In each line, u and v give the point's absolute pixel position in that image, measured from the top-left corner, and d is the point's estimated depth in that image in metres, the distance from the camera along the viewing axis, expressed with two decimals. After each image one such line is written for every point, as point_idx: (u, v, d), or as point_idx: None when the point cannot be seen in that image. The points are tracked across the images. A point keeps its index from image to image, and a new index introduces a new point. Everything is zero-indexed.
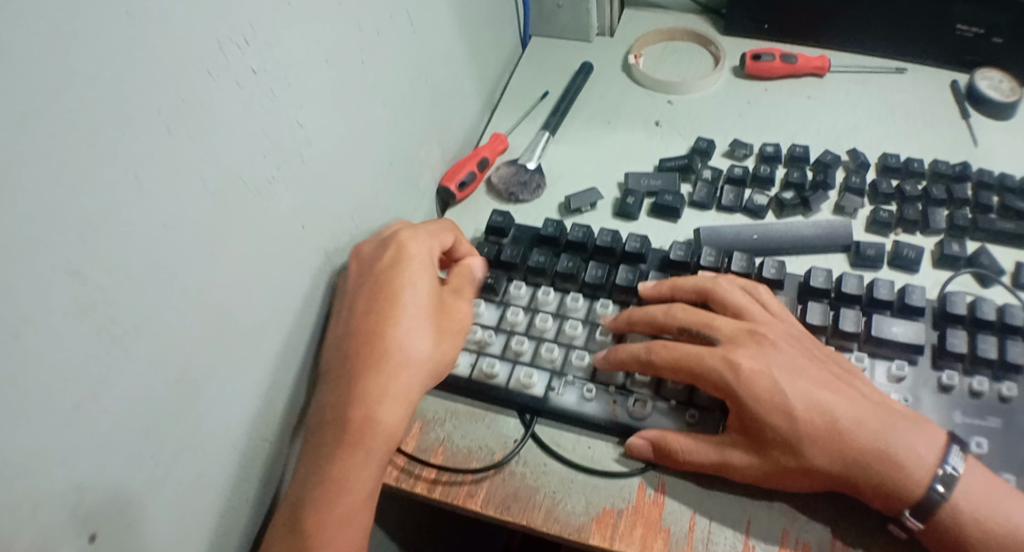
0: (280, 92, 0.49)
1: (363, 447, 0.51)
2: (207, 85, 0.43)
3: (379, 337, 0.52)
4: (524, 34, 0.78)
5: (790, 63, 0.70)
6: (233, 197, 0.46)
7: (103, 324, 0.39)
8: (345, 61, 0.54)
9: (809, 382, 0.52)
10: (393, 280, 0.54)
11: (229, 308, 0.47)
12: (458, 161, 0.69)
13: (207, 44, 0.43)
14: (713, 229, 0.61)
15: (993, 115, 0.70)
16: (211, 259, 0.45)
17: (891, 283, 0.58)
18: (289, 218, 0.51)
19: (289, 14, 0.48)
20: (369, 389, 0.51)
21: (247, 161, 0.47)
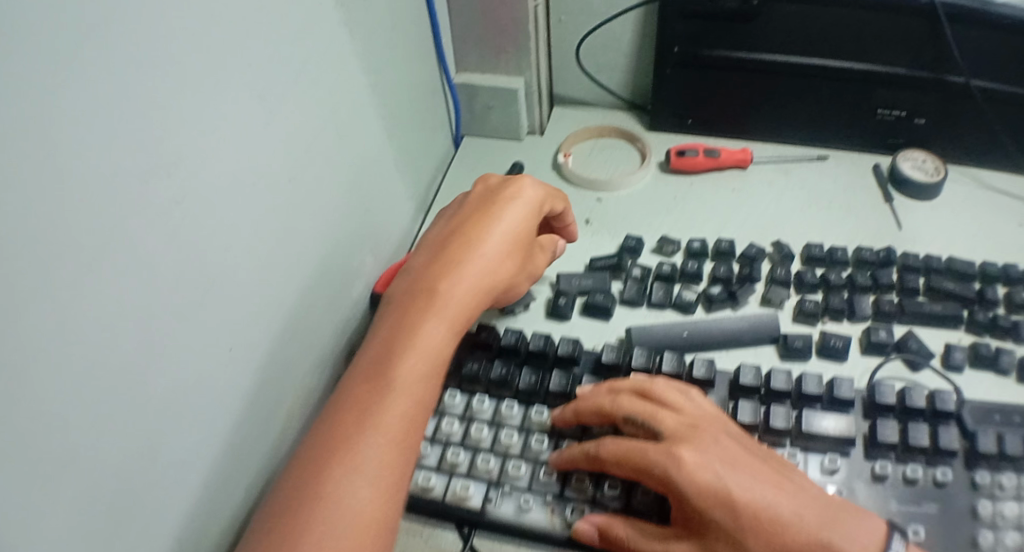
0: (224, 218, 0.47)
1: (381, 431, 0.49)
2: (150, 219, 0.41)
3: (414, 323, 0.54)
4: (455, 134, 0.81)
5: (713, 156, 0.73)
6: (176, 333, 0.43)
7: (53, 498, 0.37)
8: (290, 179, 0.53)
9: (750, 477, 0.52)
10: (496, 202, 0.61)
11: (182, 455, 0.46)
12: (390, 267, 0.70)
13: (149, 179, 0.40)
14: (644, 327, 0.62)
15: (916, 196, 0.72)
16: (149, 400, 0.42)
17: (819, 376, 0.59)
18: (233, 347, 0.49)
19: (234, 139, 0.47)
20: (398, 369, 0.52)
21: (191, 296, 0.44)
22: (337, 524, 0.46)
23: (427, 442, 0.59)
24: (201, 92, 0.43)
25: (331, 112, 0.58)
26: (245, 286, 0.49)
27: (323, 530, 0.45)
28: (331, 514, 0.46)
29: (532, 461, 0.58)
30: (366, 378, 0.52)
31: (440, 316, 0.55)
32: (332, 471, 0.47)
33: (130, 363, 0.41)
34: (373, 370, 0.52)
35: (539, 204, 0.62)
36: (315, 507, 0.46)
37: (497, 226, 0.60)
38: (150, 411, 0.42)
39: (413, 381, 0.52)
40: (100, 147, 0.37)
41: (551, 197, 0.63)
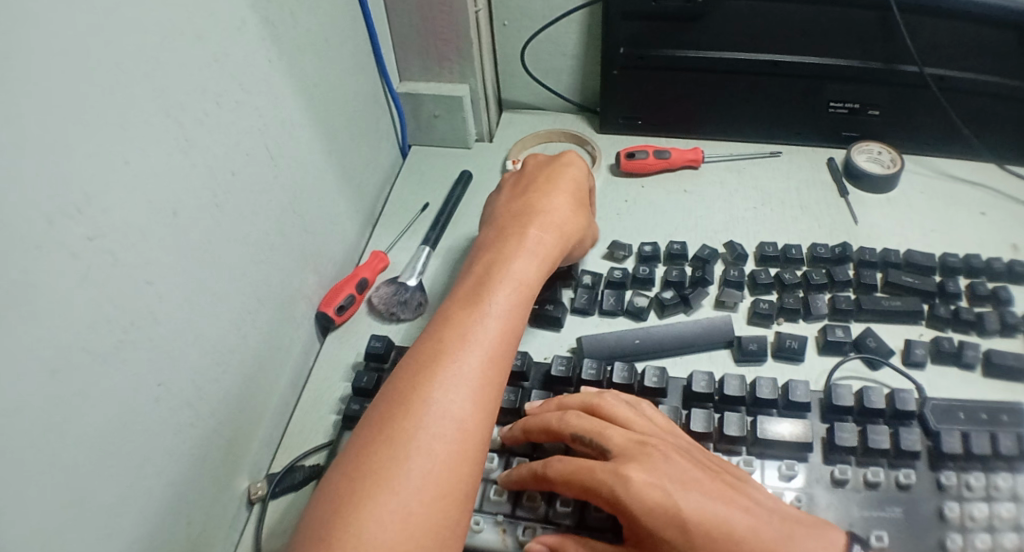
0: (127, 250, 0.45)
1: (478, 352, 0.49)
2: (38, 259, 0.40)
3: (501, 260, 0.55)
4: (401, 144, 0.79)
5: (664, 157, 0.71)
6: (76, 373, 0.42)
7: None
8: (205, 205, 0.52)
9: (702, 494, 0.50)
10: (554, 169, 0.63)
11: (100, 497, 0.44)
12: (336, 284, 0.68)
13: (34, 219, 0.39)
14: (596, 337, 0.60)
15: (871, 190, 0.71)
16: (55, 443, 0.41)
17: (773, 380, 0.57)
18: (149, 381, 0.47)
19: (134, 170, 0.45)
20: (494, 298, 0.52)
21: (90, 332, 0.43)
22: (436, 436, 0.45)
23: None
24: (90, 127, 0.42)
25: (257, 132, 0.56)
26: (159, 317, 0.48)
27: (425, 444, 0.45)
28: (432, 428, 0.46)
29: (482, 479, 0.57)
30: (458, 307, 0.52)
31: (526, 252, 0.56)
32: (430, 387, 0.47)
33: (28, 411, 0.39)
34: (464, 300, 0.52)
35: (589, 170, 0.64)
36: (417, 420, 0.46)
37: (562, 184, 0.62)
38: (56, 461, 0.41)
39: (507, 310, 0.52)
40: None
41: (591, 170, 0.66)
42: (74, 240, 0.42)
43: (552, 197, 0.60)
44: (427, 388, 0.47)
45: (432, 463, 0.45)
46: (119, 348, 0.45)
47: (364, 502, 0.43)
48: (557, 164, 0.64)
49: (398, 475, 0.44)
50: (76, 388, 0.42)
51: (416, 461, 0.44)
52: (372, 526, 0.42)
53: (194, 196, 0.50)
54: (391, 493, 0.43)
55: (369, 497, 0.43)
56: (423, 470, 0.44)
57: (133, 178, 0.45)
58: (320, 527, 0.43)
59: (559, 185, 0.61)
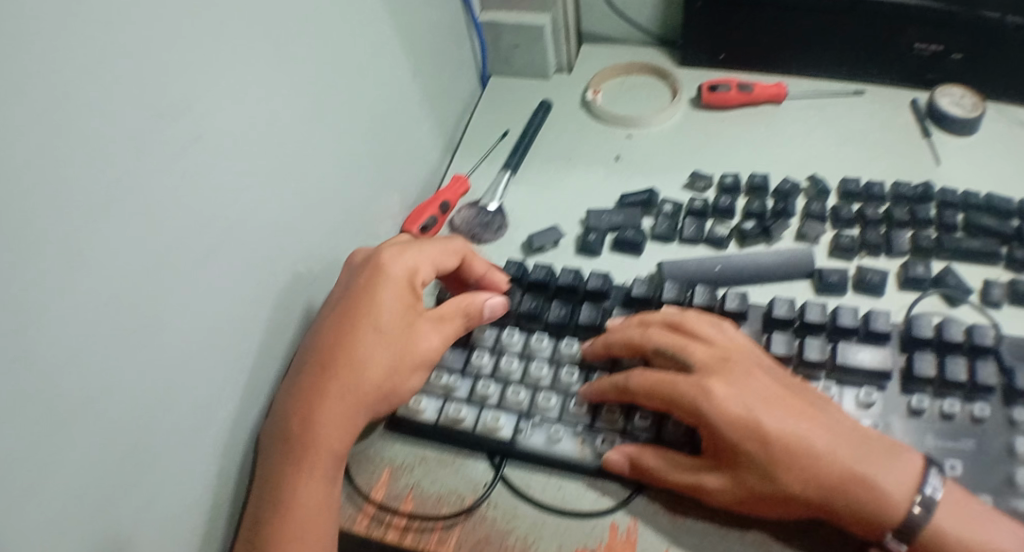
0: (227, 153, 0.48)
1: (346, 348, 0.54)
2: (149, 156, 0.42)
3: (353, 338, 0.54)
4: (479, 73, 0.80)
5: (746, 92, 0.71)
6: (181, 266, 0.45)
7: (74, 419, 0.40)
8: (294, 116, 0.54)
9: (783, 411, 0.52)
10: (363, 313, 0.55)
11: (197, 384, 0.48)
12: (418, 205, 0.70)
13: (147, 117, 0.42)
14: (676, 262, 0.62)
15: (954, 132, 0.70)
16: (162, 329, 0.45)
17: (854, 309, 0.58)
18: (241, 281, 0.50)
19: (230, 77, 0.48)
20: (363, 294, 0.56)
21: (193, 229, 0.46)
22: (332, 413, 0.52)
23: (458, 374, 0.60)
24: (195, 36, 0.45)
25: (341, 50, 0.58)
26: (252, 221, 0.51)
27: (323, 419, 0.52)
28: (323, 407, 0.52)
29: (561, 393, 0.59)
30: (360, 290, 0.56)
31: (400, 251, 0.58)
32: (320, 368, 0.53)
33: (140, 297, 0.43)
34: (366, 282, 0.56)
35: (439, 258, 0.59)
36: (310, 396, 0.53)
37: (375, 317, 0.55)
38: (165, 347, 0.45)
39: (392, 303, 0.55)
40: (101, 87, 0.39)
41: (444, 255, 0.59)
42: (184, 137, 0.44)
43: (383, 298, 0.55)
44: (323, 370, 0.53)
45: (331, 435, 0.52)
46: (218, 247, 0.48)
47: (287, 463, 0.51)
48: (420, 247, 0.59)
49: (316, 445, 0.52)
50: (183, 279, 0.46)
51: (316, 433, 0.52)
52: (292, 483, 0.51)
53: (289, 107, 0.53)
54: (309, 460, 0.51)
55: (287, 457, 0.51)
56: (327, 444, 0.52)
57: (233, 83, 0.48)
58: (257, 478, 0.52)
59: (383, 289, 0.56)
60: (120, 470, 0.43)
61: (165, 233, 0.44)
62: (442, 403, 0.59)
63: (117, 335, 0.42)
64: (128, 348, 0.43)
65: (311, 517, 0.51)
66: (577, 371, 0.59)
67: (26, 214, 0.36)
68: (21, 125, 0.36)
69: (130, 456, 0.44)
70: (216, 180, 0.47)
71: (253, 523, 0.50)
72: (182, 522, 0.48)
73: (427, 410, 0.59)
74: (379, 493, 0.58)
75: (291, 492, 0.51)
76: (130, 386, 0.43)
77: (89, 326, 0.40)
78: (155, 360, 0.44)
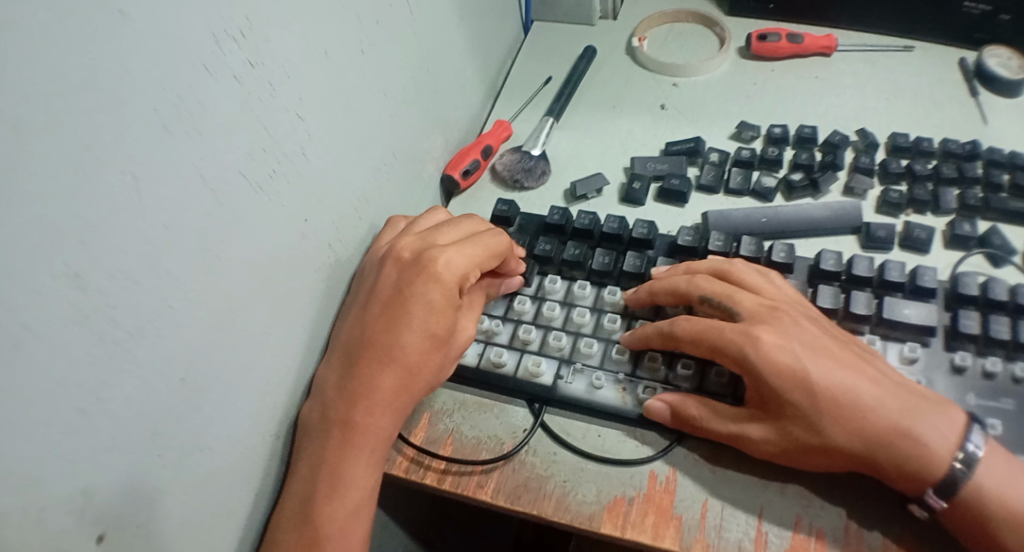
0: (280, 84, 0.48)
1: (397, 351, 0.52)
2: (203, 82, 0.42)
3: (400, 338, 0.52)
4: (524, 20, 0.80)
5: (797, 42, 0.72)
6: (235, 195, 0.45)
7: (127, 339, 0.40)
8: (345, 49, 0.53)
9: (832, 361, 0.50)
10: (406, 312, 0.52)
11: (247, 315, 0.48)
12: (461, 149, 0.69)
13: (203, 42, 0.42)
14: (722, 212, 0.61)
15: (999, 92, 0.68)
16: (214, 258, 0.45)
17: (903, 264, 0.57)
18: (293, 214, 0.50)
19: (285, 6, 0.47)
20: (414, 295, 0.52)
21: (246, 159, 0.46)
22: (380, 411, 0.52)
23: (500, 319, 0.59)
24: None
25: None
26: (303, 154, 0.50)
27: (374, 416, 0.51)
28: (371, 405, 0.51)
29: (604, 340, 0.57)
30: (410, 292, 0.53)
31: (453, 252, 0.54)
32: (367, 366, 0.52)
33: (192, 222, 0.43)
34: (417, 281, 0.53)
35: (485, 258, 0.55)
36: (360, 394, 0.51)
37: (419, 323, 0.52)
38: (216, 275, 0.45)
39: (443, 306, 0.53)
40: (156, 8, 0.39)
41: (489, 255, 0.55)
42: (237, 64, 0.44)
43: (429, 304, 0.52)
44: (372, 370, 0.51)
45: (379, 431, 0.52)
46: (269, 179, 0.48)
47: (334, 453, 0.51)
48: (468, 243, 0.55)
49: (366, 439, 0.51)
50: (234, 209, 0.45)
51: (364, 429, 0.51)
52: (341, 471, 0.50)
53: (338, 40, 0.52)
54: (359, 453, 0.51)
55: (335, 447, 0.51)
56: (375, 438, 0.51)
57: (286, 11, 0.47)
58: (302, 463, 0.51)
59: (429, 295, 0.53)
60: (172, 395, 0.43)
61: (217, 161, 0.44)
62: (483, 347, 0.58)
63: (168, 259, 0.42)
64: (180, 273, 0.43)
65: (362, 504, 0.51)
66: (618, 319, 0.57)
67: (79, 129, 0.37)
68: (75, 40, 0.36)
69: (183, 382, 0.44)
70: (266, 109, 0.47)
71: (302, 508, 0.50)
72: (233, 454, 0.49)
73: (468, 354, 0.58)
74: (418, 436, 0.56)
75: (341, 481, 0.50)
76: (182, 311, 0.43)
77: (142, 247, 0.40)
78: (206, 288, 0.44)
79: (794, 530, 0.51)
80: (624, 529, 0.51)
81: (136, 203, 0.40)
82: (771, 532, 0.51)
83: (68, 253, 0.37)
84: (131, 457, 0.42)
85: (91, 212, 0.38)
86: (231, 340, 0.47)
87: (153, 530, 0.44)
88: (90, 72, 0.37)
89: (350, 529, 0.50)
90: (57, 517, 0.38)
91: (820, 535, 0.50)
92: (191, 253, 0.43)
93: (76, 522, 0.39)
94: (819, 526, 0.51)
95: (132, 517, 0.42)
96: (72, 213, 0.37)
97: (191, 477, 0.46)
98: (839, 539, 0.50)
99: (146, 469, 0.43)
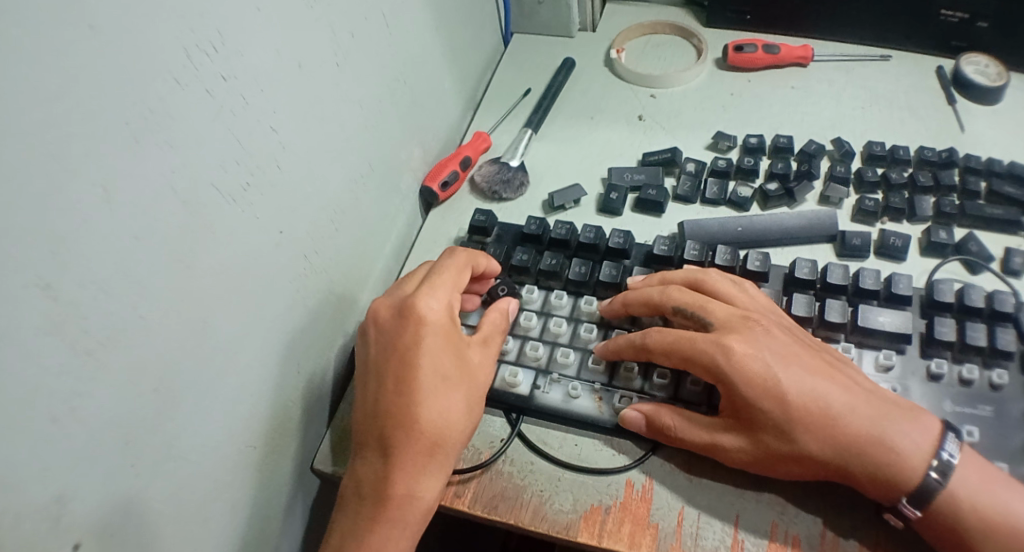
0: (253, 97, 0.48)
1: (414, 411, 0.51)
2: (175, 95, 0.43)
3: (408, 394, 0.51)
4: (505, 32, 0.82)
5: (773, 53, 0.73)
6: (208, 207, 0.46)
7: (98, 351, 0.41)
8: (320, 63, 0.54)
9: (801, 370, 0.50)
10: (411, 365, 0.52)
11: (223, 324, 0.48)
12: (440, 161, 0.70)
13: (175, 56, 0.43)
14: (697, 222, 0.62)
15: (979, 100, 0.69)
16: (188, 268, 0.45)
17: (877, 272, 0.57)
18: (267, 226, 0.51)
19: (257, 21, 0.48)
20: (414, 350, 0.52)
21: (219, 170, 0.46)
22: (417, 476, 0.50)
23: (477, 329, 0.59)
24: None
25: None
26: (277, 167, 0.51)
27: (421, 483, 0.50)
28: (405, 472, 0.50)
29: (581, 350, 0.58)
30: (414, 346, 0.52)
31: (429, 294, 0.55)
32: (390, 433, 0.51)
33: (164, 234, 0.43)
34: (417, 330, 0.53)
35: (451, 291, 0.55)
36: (386, 466, 0.50)
37: (426, 375, 0.51)
38: (189, 286, 0.45)
39: (443, 349, 0.53)
40: (128, 24, 0.40)
41: (457, 284, 0.56)
42: (209, 76, 0.45)
43: (427, 353, 0.52)
44: (402, 439, 0.50)
45: (430, 496, 0.50)
46: (243, 191, 0.48)
47: (372, 529, 0.49)
48: (433, 284, 0.55)
49: (410, 512, 0.50)
50: (207, 222, 0.46)
51: (401, 499, 0.50)
52: (385, 547, 0.49)
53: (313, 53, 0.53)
54: (401, 524, 0.50)
55: (375, 526, 0.49)
56: (423, 506, 0.50)
57: (258, 26, 0.48)
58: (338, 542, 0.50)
59: (426, 344, 0.52)
60: (146, 404, 0.44)
61: (189, 173, 0.44)
62: None
63: (141, 269, 0.42)
64: (153, 284, 0.43)
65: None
66: (593, 328, 0.58)
67: (47, 140, 0.37)
68: (43, 54, 0.37)
69: (158, 391, 0.44)
70: (239, 122, 0.47)
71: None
72: (208, 465, 0.49)
73: None
74: None
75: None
76: (154, 322, 0.44)
77: (115, 257, 0.41)
78: (182, 297, 0.45)
79: (769, 538, 0.51)
80: (600, 537, 0.51)
81: (107, 214, 0.40)
82: (747, 540, 0.51)
83: (38, 263, 0.37)
84: (105, 466, 0.42)
85: (61, 221, 0.38)
86: (205, 350, 0.47)
87: (128, 537, 0.44)
88: (59, 86, 0.38)
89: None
90: (30, 524, 0.39)
91: (795, 543, 0.50)
92: (164, 264, 0.44)
93: (49, 530, 0.40)
94: (795, 534, 0.51)
95: (107, 524, 0.42)
96: (41, 225, 0.37)
97: (167, 484, 0.46)
98: (815, 546, 0.50)
99: (120, 477, 0.43)
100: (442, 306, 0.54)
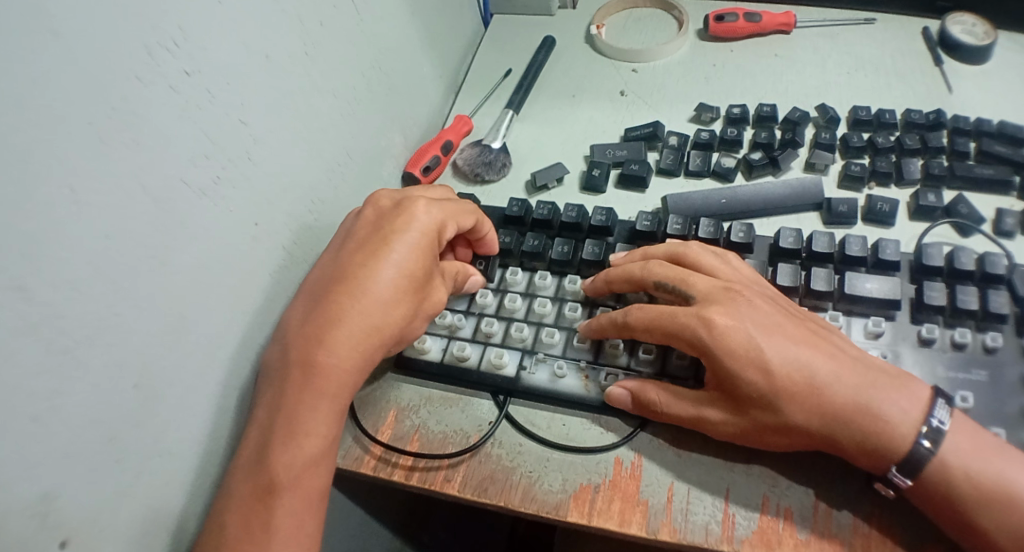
0: (219, 90, 0.48)
1: (370, 291, 0.52)
2: (139, 91, 0.43)
3: (363, 271, 0.52)
4: (484, 13, 0.81)
5: (755, 21, 0.72)
6: (179, 202, 0.46)
7: (74, 350, 0.41)
8: (288, 51, 0.53)
9: (785, 338, 0.49)
10: (378, 249, 0.53)
11: (202, 318, 0.48)
12: (422, 146, 0.70)
13: (135, 52, 0.42)
14: (681, 196, 0.61)
15: (966, 60, 0.67)
16: (162, 265, 0.45)
17: (864, 238, 0.56)
18: (241, 218, 0.51)
19: (221, 13, 0.47)
20: (391, 236, 0.54)
21: (189, 164, 0.46)
22: (348, 355, 0.51)
23: (462, 313, 0.59)
24: None
25: None
26: (249, 158, 0.51)
27: (343, 356, 0.51)
28: (340, 347, 0.50)
29: (566, 329, 0.57)
30: (387, 234, 0.54)
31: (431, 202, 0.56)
32: (337, 305, 0.51)
33: (136, 229, 0.43)
34: (390, 223, 0.54)
35: (450, 208, 0.56)
36: (326, 334, 0.51)
37: (390, 260, 0.53)
38: (163, 282, 0.45)
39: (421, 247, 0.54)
40: (85, 21, 0.40)
41: (463, 209, 0.57)
42: (172, 72, 0.45)
43: (397, 243, 0.53)
44: (346, 310, 0.51)
45: (342, 373, 0.51)
46: (215, 184, 0.48)
47: (293, 395, 0.49)
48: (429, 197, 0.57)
49: (330, 385, 0.50)
50: (180, 217, 0.46)
51: (328, 372, 0.50)
52: (299, 416, 0.49)
53: (281, 43, 0.53)
54: (322, 396, 0.50)
55: (295, 391, 0.50)
56: (342, 381, 0.51)
57: (221, 19, 0.47)
58: (263, 406, 0.50)
59: (399, 236, 0.54)
60: (126, 402, 0.44)
61: (157, 168, 0.44)
62: (446, 342, 0.58)
63: (113, 267, 0.42)
64: (126, 282, 0.43)
65: (323, 453, 0.50)
66: (578, 307, 0.57)
67: (9, 143, 0.37)
68: (0, 57, 0.37)
69: (137, 389, 0.45)
70: (206, 115, 0.47)
71: (258, 450, 0.49)
72: (191, 458, 0.49)
73: (431, 350, 0.58)
74: (385, 433, 0.56)
75: (298, 425, 0.49)
76: (130, 319, 0.44)
77: (86, 257, 0.41)
78: (158, 294, 0.45)
79: (760, 511, 0.50)
80: (590, 516, 0.51)
81: (73, 214, 0.40)
82: (739, 514, 0.50)
83: (7, 265, 0.38)
84: (89, 464, 0.42)
85: (28, 224, 0.38)
86: (183, 345, 0.47)
87: (114, 533, 0.44)
88: (16, 88, 0.37)
89: (308, 480, 0.49)
90: (13, 527, 0.39)
91: (787, 516, 0.50)
92: (137, 262, 0.44)
93: (35, 531, 0.40)
94: (786, 506, 0.50)
95: (94, 523, 0.43)
96: (7, 227, 0.37)
97: (152, 480, 0.46)
98: (807, 518, 0.50)
99: (104, 475, 0.43)
100: (436, 216, 0.55)
